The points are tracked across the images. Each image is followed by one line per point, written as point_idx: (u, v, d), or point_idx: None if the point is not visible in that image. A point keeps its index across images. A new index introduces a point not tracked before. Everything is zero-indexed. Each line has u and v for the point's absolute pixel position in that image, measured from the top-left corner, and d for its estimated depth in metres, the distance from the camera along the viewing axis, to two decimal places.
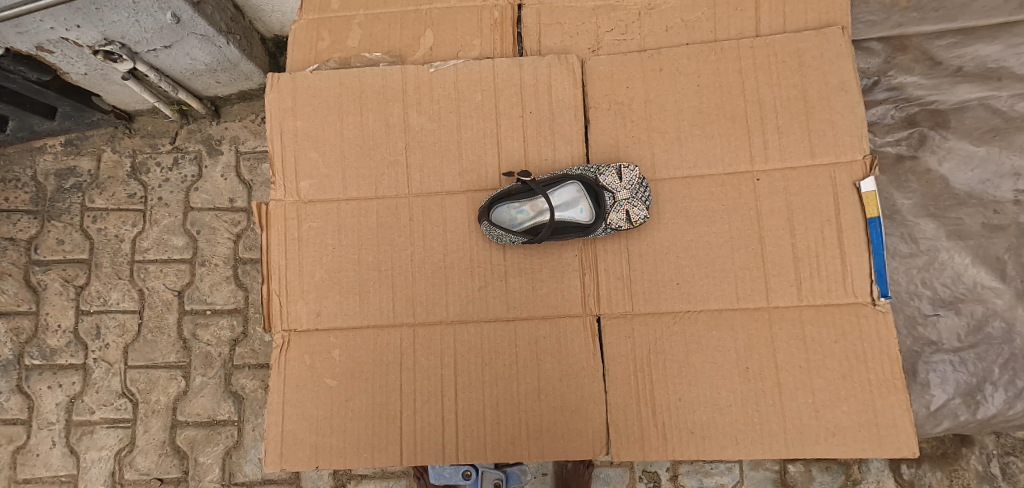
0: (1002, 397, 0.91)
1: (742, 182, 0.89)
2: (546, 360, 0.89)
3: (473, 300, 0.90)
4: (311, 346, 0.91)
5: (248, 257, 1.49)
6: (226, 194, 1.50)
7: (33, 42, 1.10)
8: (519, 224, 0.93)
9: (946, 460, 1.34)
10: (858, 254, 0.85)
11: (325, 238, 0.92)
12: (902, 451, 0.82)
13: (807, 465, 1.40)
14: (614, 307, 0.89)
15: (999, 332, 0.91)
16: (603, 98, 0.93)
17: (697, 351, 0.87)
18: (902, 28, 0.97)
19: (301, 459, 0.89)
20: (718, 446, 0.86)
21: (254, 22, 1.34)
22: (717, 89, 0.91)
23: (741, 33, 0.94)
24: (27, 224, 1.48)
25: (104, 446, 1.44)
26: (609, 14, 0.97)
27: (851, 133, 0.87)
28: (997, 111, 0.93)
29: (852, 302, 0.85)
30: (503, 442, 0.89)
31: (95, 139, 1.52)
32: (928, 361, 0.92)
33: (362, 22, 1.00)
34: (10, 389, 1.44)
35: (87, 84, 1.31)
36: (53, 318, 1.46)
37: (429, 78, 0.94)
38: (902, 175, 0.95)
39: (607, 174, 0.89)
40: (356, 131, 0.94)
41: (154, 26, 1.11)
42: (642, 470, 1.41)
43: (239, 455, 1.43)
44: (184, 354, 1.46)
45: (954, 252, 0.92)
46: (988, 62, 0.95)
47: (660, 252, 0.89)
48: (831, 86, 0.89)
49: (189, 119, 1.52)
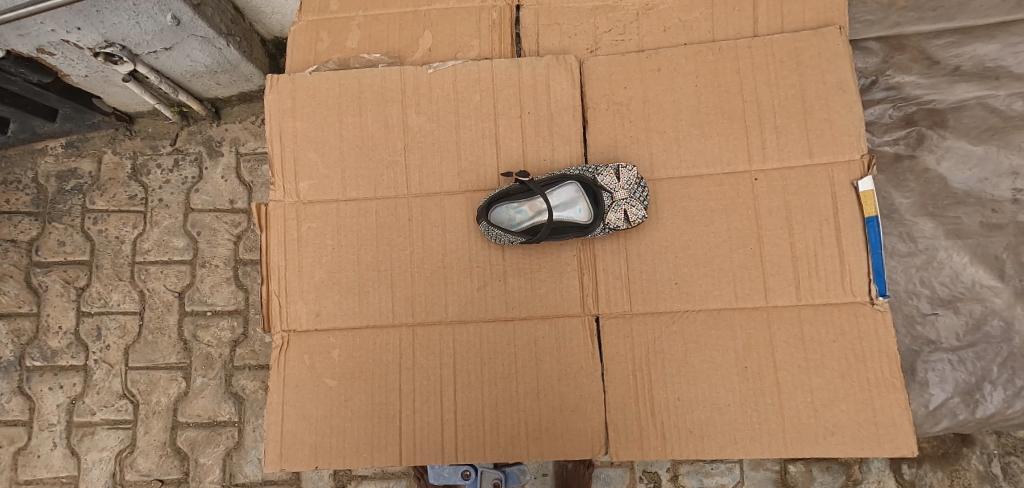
0: (1001, 396, 0.91)
1: (740, 182, 0.89)
2: (545, 360, 0.89)
3: (472, 300, 0.91)
4: (310, 346, 0.91)
5: (248, 258, 1.49)
6: (226, 195, 1.51)
7: (34, 45, 1.11)
8: (517, 224, 0.94)
9: (947, 459, 1.34)
10: (857, 253, 0.85)
11: (325, 238, 0.93)
12: (901, 450, 0.82)
13: (808, 465, 1.40)
14: (612, 307, 0.89)
15: (998, 330, 0.91)
16: (602, 98, 0.93)
17: (696, 350, 0.87)
18: (900, 28, 0.98)
19: (300, 459, 0.90)
20: (717, 445, 0.86)
21: (254, 23, 1.34)
22: (715, 89, 0.91)
23: (739, 33, 0.94)
24: (28, 225, 1.49)
25: (105, 447, 1.44)
26: (607, 15, 0.97)
27: (849, 132, 0.87)
28: (996, 110, 0.93)
29: (851, 301, 0.85)
30: (502, 442, 0.89)
31: (96, 141, 1.53)
32: (927, 360, 0.92)
33: (362, 23, 1.00)
34: (11, 391, 1.45)
35: (88, 86, 1.31)
36: (54, 319, 1.47)
37: (428, 79, 0.94)
38: (900, 174, 0.95)
39: (606, 174, 0.89)
40: (355, 131, 0.94)
41: (154, 28, 1.11)
42: (643, 470, 1.41)
43: (240, 456, 1.44)
44: (185, 355, 1.46)
45: (952, 251, 0.92)
46: (986, 61, 0.95)
47: (658, 251, 0.89)
48: (829, 85, 0.89)
49: (190, 121, 1.53)
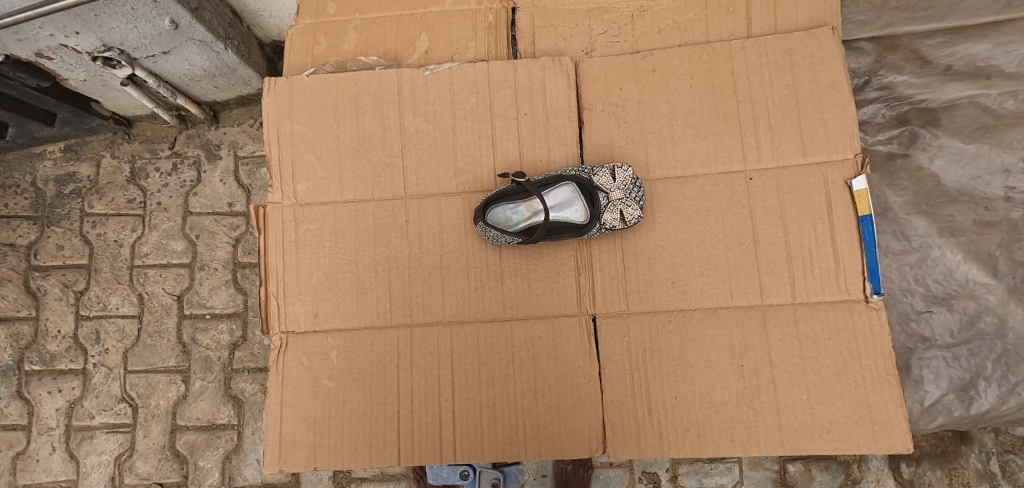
0: (996, 393, 0.91)
1: (735, 181, 0.90)
2: (542, 360, 0.90)
3: (469, 301, 0.91)
4: (308, 348, 0.92)
5: (247, 261, 1.50)
6: (225, 199, 1.51)
7: (33, 49, 1.11)
8: (514, 224, 0.95)
9: (945, 458, 1.35)
10: (851, 251, 0.86)
11: (322, 240, 0.93)
12: (897, 447, 0.82)
13: (807, 464, 1.40)
14: (609, 306, 0.90)
15: (992, 327, 0.92)
16: (597, 99, 0.94)
17: (692, 349, 0.88)
18: (891, 28, 0.99)
19: (299, 460, 0.90)
20: (714, 443, 0.86)
21: (252, 27, 1.35)
22: (709, 89, 0.92)
23: (732, 34, 0.95)
24: (27, 229, 1.49)
25: (104, 450, 1.44)
26: (602, 16, 0.98)
27: (842, 132, 0.87)
28: (988, 109, 0.94)
29: (846, 299, 0.86)
30: (500, 442, 0.89)
31: (94, 145, 1.53)
32: (922, 357, 0.93)
33: (358, 26, 1.01)
34: (10, 395, 1.45)
35: (86, 90, 1.32)
36: (52, 323, 1.47)
37: (424, 81, 0.95)
38: (893, 173, 0.96)
39: (602, 174, 0.90)
40: (352, 133, 0.95)
41: (153, 32, 1.12)
42: (642, 471, 1.41)
43: (239, 459, 1.44)
44: (184, 358, 1.46)
45: (946, 249, 0.92)
46: (978, 60, 0.96)
47: (654, 251, 0.90)
48: (822, 85, 0.89)
49: (188, 125, 1.53)
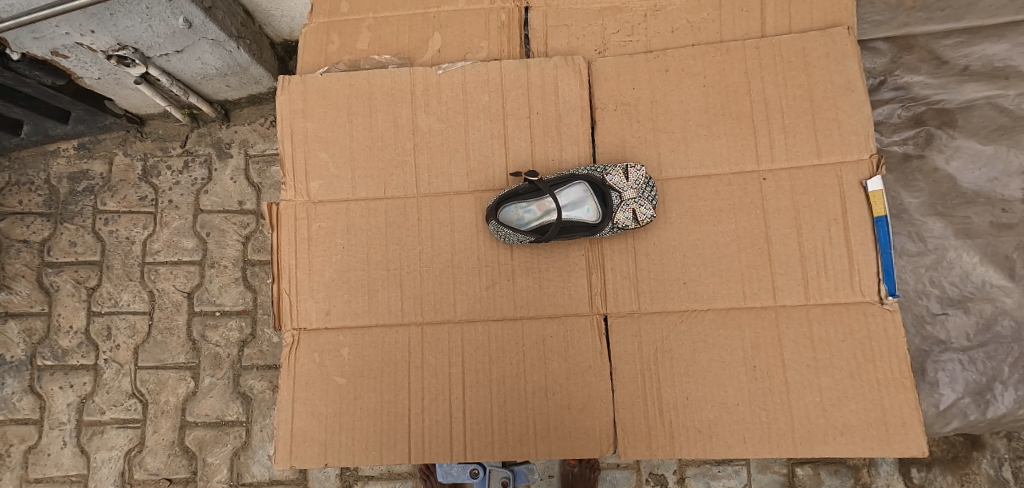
0: (1012, 397, 0.90)
1: (748, 181, 0.89)
2: (552, 359, 0.90)
3: (481, 299, 0.91)
4: (319, 344, 0.92)
5: (257, 259, 1.50)
6: (235, 197, 1.52)
7: (49, 47, 1.12)
8: (525, 223, 0.95)
9: (957, 463, 1.34)
10: (866, 252, 0.85)
11: (334, 237, 0.93)
12: (911, 450, 0.81)
13: (816, 468, 1.39)
14: (620, 306, 0.90)
15: (1008, 330, 0.91)
16: (610, 99, 0.94)
17: (704, 350, 0.87)
18: (907, 28, 0.98)
19: (309, 456, 0.90)
20: (725, 445, 0.86)
21: (265, 26, 1.36)
22: (722, 89, 0.92)
23: (747, 34, 0.95)
24: (40, 226, 1.51)
25: (115, 445, 1.45)
26: (615, 16, 0.98)
27: (857, 132, 0.87)
28: (1005, 110, 0.93)
29: (860, 301, 0.85)
30: (510, 440, 0.89)
31: (107, 142, 1.54)
32: (937, 360, 0.92)
33: (372, 24, 1.01)
34: (22, 389, 1.46)
35: (100, 88, 1.33)
36: (64, 319, 1.48)
37: (437, 79, 0.95)
38: (909, 174, 0.95)
39: (614, 173, 0.90)
40: (363, 131, 0.95)
41: (167, 31, 1.13)
42: (649, 472, 1.41)
43: (248, 455, 1.45)
44: (194, 354, 1.47)
45: (961, 251, 0.92)
46: (995, 61, 0.95)
47: (666, 251, 0.90)
48: (837, 85, 0.89)
49: (200, 123, 1.54)
